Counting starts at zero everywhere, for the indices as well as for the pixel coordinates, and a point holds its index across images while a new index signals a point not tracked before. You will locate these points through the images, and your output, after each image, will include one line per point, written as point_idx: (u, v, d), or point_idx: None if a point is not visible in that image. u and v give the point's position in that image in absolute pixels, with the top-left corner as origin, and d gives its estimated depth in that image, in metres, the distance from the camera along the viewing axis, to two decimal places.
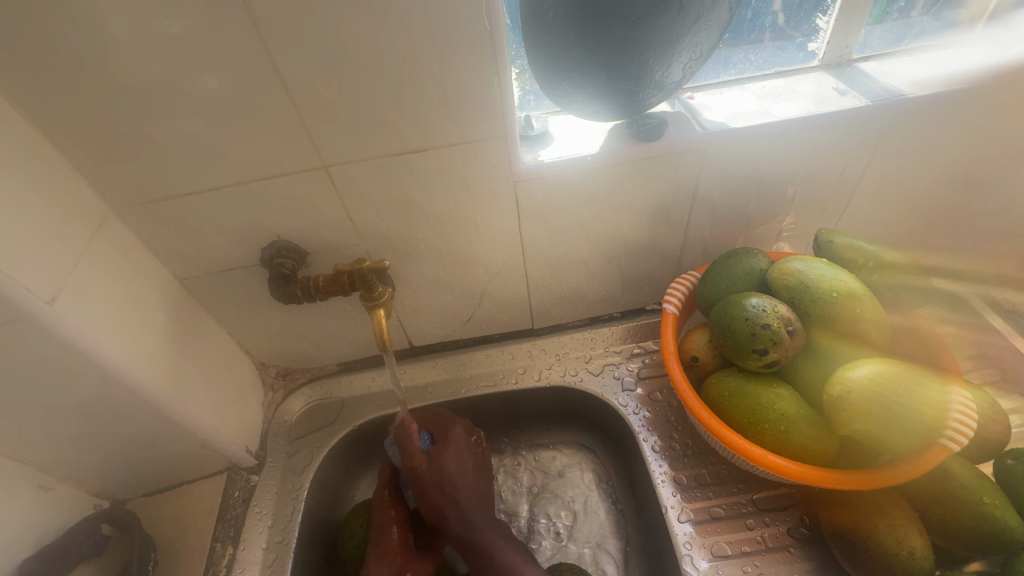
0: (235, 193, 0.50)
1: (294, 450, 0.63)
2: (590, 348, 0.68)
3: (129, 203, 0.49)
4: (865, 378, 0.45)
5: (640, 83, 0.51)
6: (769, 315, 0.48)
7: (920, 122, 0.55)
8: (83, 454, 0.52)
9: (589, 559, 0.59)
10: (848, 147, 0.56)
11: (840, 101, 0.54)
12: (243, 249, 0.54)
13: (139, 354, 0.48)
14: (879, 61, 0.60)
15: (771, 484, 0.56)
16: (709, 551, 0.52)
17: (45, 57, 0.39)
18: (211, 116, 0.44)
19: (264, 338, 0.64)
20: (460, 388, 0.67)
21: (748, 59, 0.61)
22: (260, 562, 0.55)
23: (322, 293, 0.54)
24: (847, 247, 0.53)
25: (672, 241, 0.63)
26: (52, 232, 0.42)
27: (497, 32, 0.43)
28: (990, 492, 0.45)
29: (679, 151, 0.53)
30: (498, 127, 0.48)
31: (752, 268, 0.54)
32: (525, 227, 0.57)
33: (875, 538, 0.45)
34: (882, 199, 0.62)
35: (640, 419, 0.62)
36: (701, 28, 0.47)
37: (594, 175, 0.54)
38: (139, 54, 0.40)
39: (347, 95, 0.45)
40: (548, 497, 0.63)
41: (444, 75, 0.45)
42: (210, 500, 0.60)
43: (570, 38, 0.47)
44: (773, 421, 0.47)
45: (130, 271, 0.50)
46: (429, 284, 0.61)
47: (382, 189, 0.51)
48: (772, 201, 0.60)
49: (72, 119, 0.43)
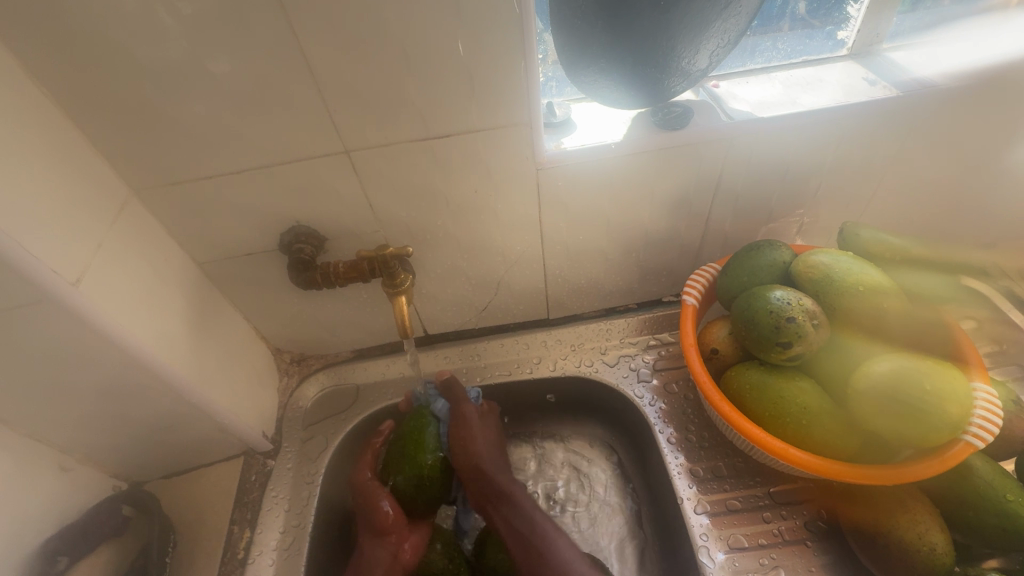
0: (255, 177, 0.49)
1: (310, 436, 0.64)
2: (605, 340, 0.68)
3: (149, 185, 0.49)
4: (890, 372, 0.45)
5: (668, 70, 0.50)
6: (793, 307, 0.47)
7: (951, 114, 0.54)
8: (104, 436, 0.52)
9: (602, 546, 0.59)
10: (875, 139, 0.55)
11: (869, 91, 0.53)
12: (263, 233, 0.54)
13: (160, 338, 0.48)
14: (910, 50, 0.58)
15: (788, 478, 0.56)
16: (726, 543, 0.52)
17: (68, 37, 0.39)
18: (233, 97, 0.44)
19: (281, 324, 0.64)
20: (476, 377, 0.67)
21: (775, 47, 0.60)
22: (277, 545, 0.55)
23: (341, 279, 0.54)
24: (874, 241, 0.53)
25: (693, 232, 0.62)
26: (76, 214, 0.42)
27: (525, 14, 0.42)
28: (1013, 490, 0.45)
29: (704, 140, 0.52)
30: (522, 114, 0.48)
31: (774, 260, 0.53)
32: (545, 216, 0.56)
33: (896, 534, 0.45)
34: (907, 193, 0.61)
35: (656, 411, 0.62)
36: (731, 14, 0.46)
37: (618, 163, 0.53)
38: (163, 33, 0.39)
39: (372, 79, 0.44)
40: (559, 486, 0.64)
41: (470, 60, 0.44)
42: (227, 483, 0.61)
43: (598, 23, 0.46)
44: (795, 414, 0.47)
45: (151, 254, 0.50)
46: (447, 272, 0.61)
47: (404, 175, 0.51)
48: (795, 193, 0.59)
49: (94, 100, 0.43)
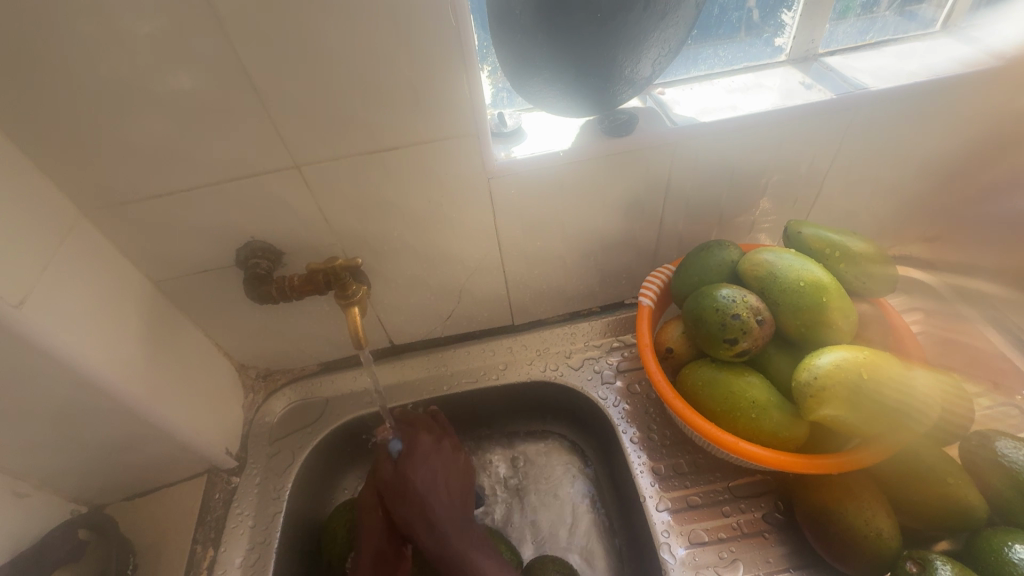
0: (206, 194, 0.50)
1: (276, 450, 0.63)
2: (570, 343, 0.69)
3: (99, 206, 0.49)
4: (833, 364, 0.46)
5: (610, 79, 0.51)
6: (738, 305, 0.49)
7: (885, 114, 0.56)
8: (58, 459, 0.51)
9: (511, 528, 0.62)
10: (815, 140, 0.57)
11: (806, 95, 0.55)
12: (218, 250, 0.54)
13: (111, 357, 0.47)
14: (843, 56, 0.61)
15: (748, 472, 0.58)
16: (687, 538, 0.53)
17: (11, 60, 0.39)
18: (180, 116, 0.44)
19: (243, 339, 0.64)
20: (441, 385, 0.67)
21: (717, 55, 0.62)
22: (241, 563, 0.55)
23: (297, 293, 0.54)
24: (815, 238, 0.54)
25: (648, 234, 0.64)
26: (19, 235, 0.42)
27: (464, 28, 0.43)
28: (953, 472, 0.46)
29: (649, 145, 0.54)
30: (469, 124, 0.49)
31: (723, 260, 0.55)
32: (500, 223, 0.57)
33: (845, 520, 0.46)
34: (850, 192, 0.63)
35: (619, 411, 0.62)
36: (668, 24, 0.48)
37: (568, 169, 0.54)
38: (105, 57, 0.40)
39: (317, 95, 0.45)
40: (509, 485, 0.65)
41: (414, 73, 0.45)
42: (191, 502, 0.60)
43: (537, 34, 0.47)
44: (745, 408, 0.48)
45: (103, 275, 0.50)
46: (407, 282, 0.61)
47: (357, 189, 0.52)
48: (743, 193, 0.61)
49: (41, 122, 0.43)
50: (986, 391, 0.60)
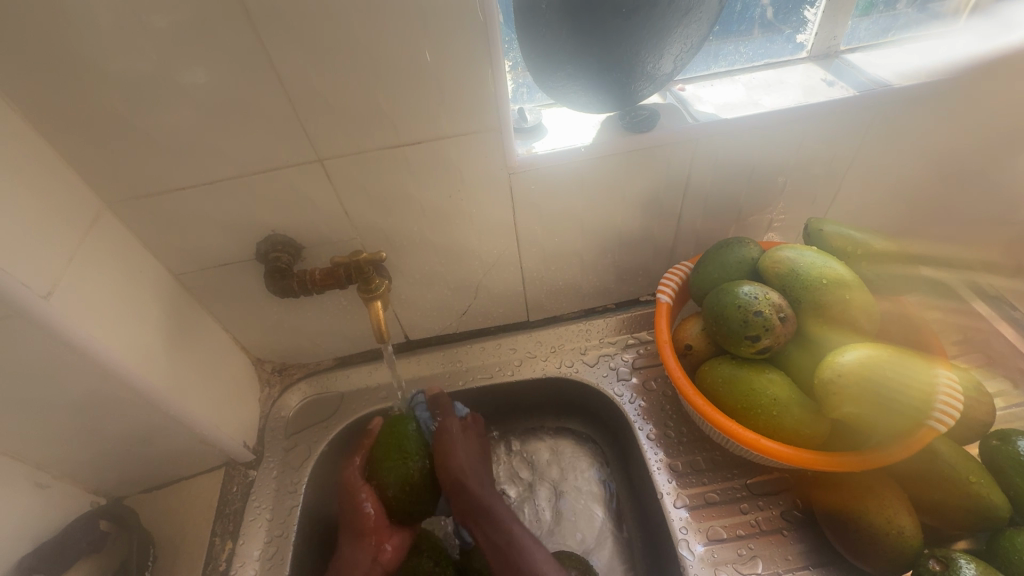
0: (228, 187, 0.50)
1: (292, 445, 0.64)
2: (585, 340, 0.69)
3: (122, 198, 0.49)
4: (855, 361, 0.46)
5: (632, 75, 0.51)
6: (761, 302, 0.49)
7: (907, 112, 0.56)
8: (79, 450, 0.52)
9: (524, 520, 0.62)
10: (836, 137, 0.57)
11: (828, 92, 0.55)
12: (239, 243, 0.54)
13: (134, 349, 0.48)
14: (865, 53, 0.61)
15: (765, 469, 0.58)
16: (705, 535, 0.53)
17: (40, 51, 0.39)
18: (205, 109, 0.44)
19: (260, 333, 0.64)
20: (457, 380, 0.67)
21: (738, 51, 0.62)
22: (260, 555, 0.55)
23: (318, 287, 0.55)
24: (837, 236, 0.54)
25: (665, 231, 0.63)
26: (46, 226, 0.42)
27: (490, 22, 0.43)
28: (975, 471, 0.46)
29: (670, 141, 0.53)
30: (492, 119, 0.49)
31: (743, 257, 0.55)
32: (520, 219, 0.57)
33: (866, 519, 0.46)
34: (869, 190, 0.63)
35: (636, 408, 0.62)
36: (691, 20, 0.48)
37: (589, 165, 0.54)
38: (133, 49, 0.40)
39: (341, 89, 0.45)
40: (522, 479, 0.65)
41: (438, 67, 0.45)
42: (209, 494, 0.60)
43: (562, 29, 0.47)
44: (765, 405, 0.48)
45: (126, 267, 0.50)
46: (425, 277, 0.62)
47: (378, 183, 0.52)
48: (762, 191, 0.61)
49: (67, 114, 0.43)
50: (1005, 390, 0.60)
